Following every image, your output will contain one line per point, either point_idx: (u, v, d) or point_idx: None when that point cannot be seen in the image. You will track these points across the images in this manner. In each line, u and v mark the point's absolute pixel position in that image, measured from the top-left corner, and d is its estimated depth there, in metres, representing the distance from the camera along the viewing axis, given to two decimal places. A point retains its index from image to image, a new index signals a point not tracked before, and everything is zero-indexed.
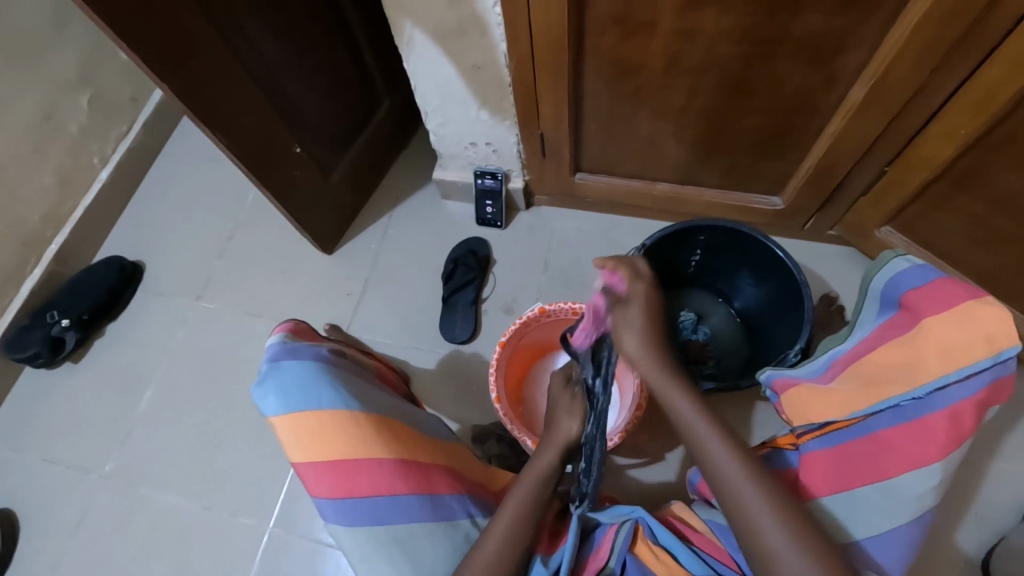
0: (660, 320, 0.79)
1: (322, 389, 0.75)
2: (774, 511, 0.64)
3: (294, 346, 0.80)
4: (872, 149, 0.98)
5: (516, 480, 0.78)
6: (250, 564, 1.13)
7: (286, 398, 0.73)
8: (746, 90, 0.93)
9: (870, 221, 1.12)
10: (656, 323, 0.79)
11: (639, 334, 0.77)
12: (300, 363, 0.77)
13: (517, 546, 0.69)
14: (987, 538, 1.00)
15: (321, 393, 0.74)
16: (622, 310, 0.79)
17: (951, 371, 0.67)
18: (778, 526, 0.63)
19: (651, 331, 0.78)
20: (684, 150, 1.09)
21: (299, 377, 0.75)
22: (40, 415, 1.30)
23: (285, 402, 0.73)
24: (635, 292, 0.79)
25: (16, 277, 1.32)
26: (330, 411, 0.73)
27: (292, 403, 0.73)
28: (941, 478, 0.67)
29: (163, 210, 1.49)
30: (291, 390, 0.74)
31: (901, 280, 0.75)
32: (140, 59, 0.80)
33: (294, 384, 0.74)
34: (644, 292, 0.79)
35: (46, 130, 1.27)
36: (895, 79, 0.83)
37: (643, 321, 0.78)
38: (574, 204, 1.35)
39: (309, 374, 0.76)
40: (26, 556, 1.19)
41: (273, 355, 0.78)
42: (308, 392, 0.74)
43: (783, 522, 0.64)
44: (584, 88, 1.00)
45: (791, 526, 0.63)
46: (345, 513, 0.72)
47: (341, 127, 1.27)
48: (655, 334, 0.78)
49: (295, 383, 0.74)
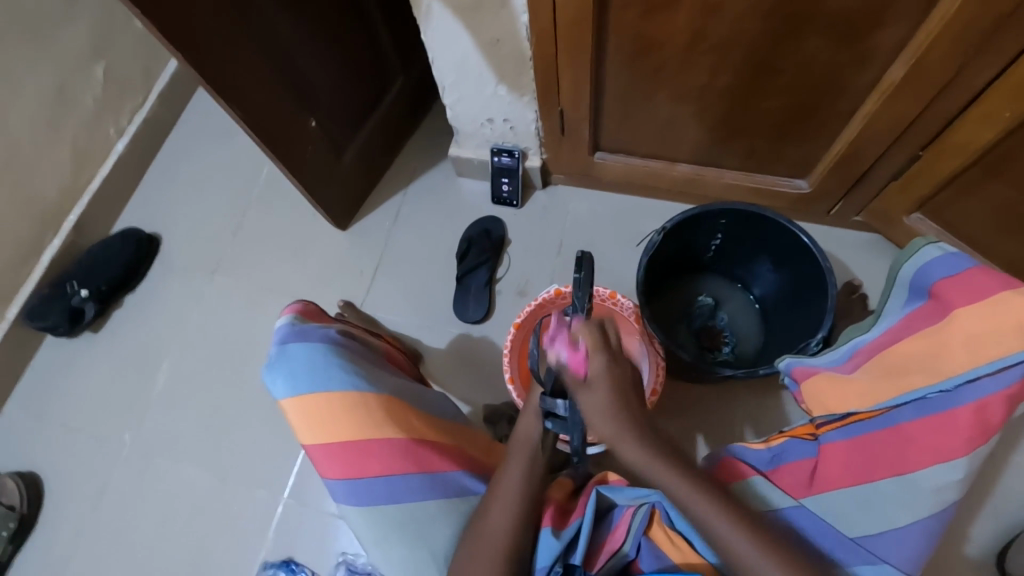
0: (629, 388, 0.70)
1: (330, 371, 0.75)
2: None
3: (303, 328, 0.80)
4: (905, 134, 0.94)
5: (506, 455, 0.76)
6: (264, 534, 1.16)
7: (295, 381, 0.73)
8: (774, 70, 0.89)
9: (898, 208, 1.09)
10: (625, 397, 0.69)
11: (604, 412, 0.68)
12: (308, 346, 0.77)
13: (523, 523, 0.69)
14: (1001, 532, 1.00)
15: (328, 375, 0.74)
16: (587, 391, 0.69)
17: (980, 365, 0.65)
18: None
19: (621, 410, 0.68)
20: (707, 131, 1.06)
21: (307, 359, 0.75)
22: (60, 382, 1.33)
23: (294, 385, 0.73)
24: (597, 374, 0.68)
25: (36, 248, 1.34)
26: (338, 393, 0.73)
27: (301, 387, 0.73)
28: (965, 472, 0.65)
29: (178, 184, 1.49)
30: (300, 374, 0.74)
31: (928, 269, 0.73)
32: (153, 28, 0.78)
33: (302, 368, 0.74)
34: (606, 370, 0.68)
35: (63, 102, 1.27)
36: (935, 59, 0.80)
37: (610, 402, 0.68)
38: (591, 185, 1.32)
39: (317, 357, 0.76)
40: (49, 520, 1.22)
41: (282, 337, 0.78)
42: (316, 376, 0.74)
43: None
44: (605, 66, 0.97)
45: None
46: (357, 494, 0.72)
47: (357, 102, 1.25)
48: (625, 406, 0.69)
49: (303, 366, 0.74)
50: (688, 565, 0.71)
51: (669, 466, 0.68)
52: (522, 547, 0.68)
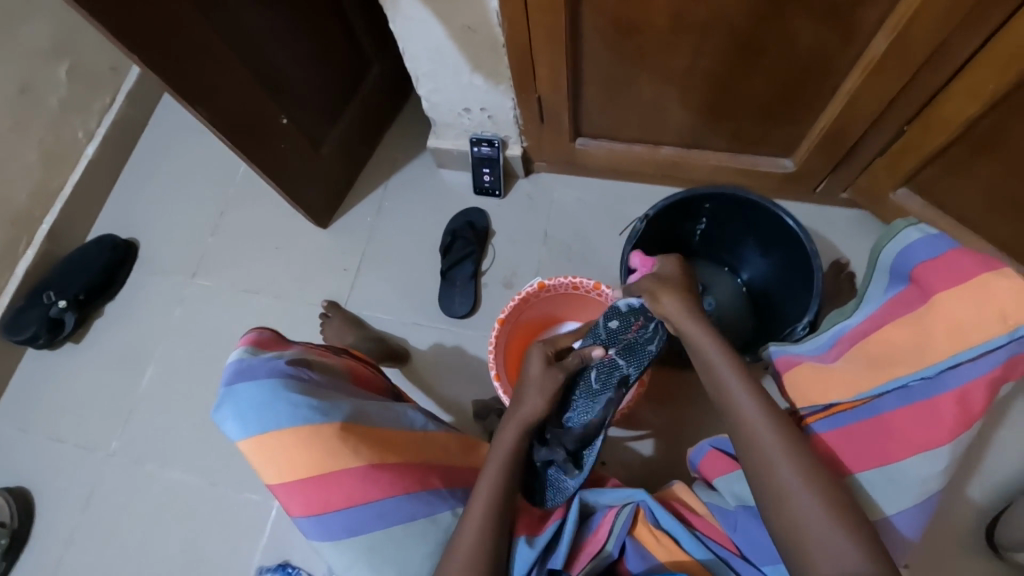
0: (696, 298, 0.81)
1: (280, 405, 0.68)
2: (794, 459, 0.65)
3: (250, 363, 0.72)
4: (889, 108, 0.91)
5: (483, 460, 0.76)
6: (258, 538, 1.16)
7: (246, 421, 0.68)
8: (755, 49, 0.86)
9: (884, 185, 1.07)
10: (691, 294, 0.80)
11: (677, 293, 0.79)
12: (255, 381, 0.70)
13: (495, 531, 0.69)
14: (990, 507, 1.00)
15: (278, 411, 0.68)
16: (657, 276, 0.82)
17: (962, 350, 0.64)
18: (789, 463, 0.64)
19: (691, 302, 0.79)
20: (688, 114, 1.03)
21: (254, 397, 0.68)
22: (44, 393, 1.31)
23: (246, 426, 0.68)
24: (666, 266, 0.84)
25: (9, 258, 1.30)
26: (291, 429, 0.67)
27: (253, 426, 0.67)
28: (948, 462, 0.65)
29: (152, 186, 1.45)
30: (249, 413, 0.68)
31: (910, 252, 0.71)
32: (104, 30, 0.74)
33: (250, 406, 0.68)
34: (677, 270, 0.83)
35: (24, 105, 1.24)
36: (917, 33, 0.77)
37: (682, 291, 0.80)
38: (574, 171, 1.30)
39: (265, 391, 0.69)
40: (41, 533, 1.21)
41: (229, 375, 0.71)
42: (265, 413, 0.67)
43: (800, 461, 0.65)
44: (583, 49, 0.93)
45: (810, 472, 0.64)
46: (324, 527, 0.68)
47: (331, 96, 1.22)
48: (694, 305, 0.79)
49: (251, 404, 0.68)
50: (675, 564, 0.71)
51: (770, 417, 0.67)
52: (496, 559, 0.67)
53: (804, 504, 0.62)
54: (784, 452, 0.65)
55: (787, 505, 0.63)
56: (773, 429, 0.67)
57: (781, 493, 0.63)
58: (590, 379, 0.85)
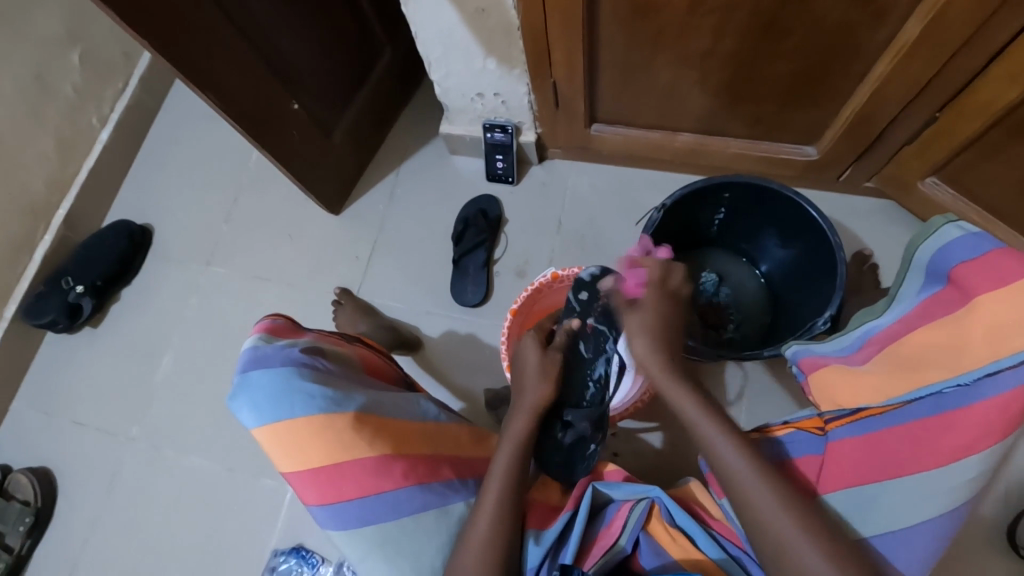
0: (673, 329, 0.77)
1: (293, 395, 0.67)
2: (792, 517, 0.63)
3: (265, 351, 0.71)
4: (922, 94, 0.87)
5: (496, 450, 0.77)
6: (274, 522, 1.17)
7: (260, 410, 0.67)
8: (781, 31, 0.82)
9: (913, 173, 1.03)
10: (669, 330, 0.77)
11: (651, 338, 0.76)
12: (269, 370, 0.69)
13: (507, 529, 0.68)
14: (1014, 506, 0.98)
15: (292, 401, 0.67)
16: (636, 312, 0.79)
17: (1001, 357, 0.61)
18: (788, 520, 0.63)
19: (662, 340, 0.76)
20: (709, 99, 1.00)
21: (268, 387, 0.68)
22: (64, 378, 1.33)
23: (260, 415, 0.68)
24: (647, 297, 0.79)
25: (29, 244, 1.32)
26: (304, 418, 0.67)
27: (267, 416, 0.67)
28: (980, 470, 0.63)
29: (166, 172, 1.45)
30: (263, 403, 0.67)
31: (949, 251, 0.69)
32: (113, 16, 0.72)
33: (264, 395, 0.68)
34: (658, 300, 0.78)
35: (40, 93, 1.23)
36: (956, 14, 0.73)
37: (656, 328, 0.77)
38: (590, 158, 1.27)
39: (279, 381, 0.68)
40: (65, 514, 1.24)
41: (244, 363, 0.71)
42: (279, 402, 0.67)
43: (800, 518, 0.63)
44: (599, 33, 0.90)
45: (810, 528, 0.63)
46: (337, 517, 0.68)
47: (342, 81, 1.20)
48: (667, 346, 0.76)
49: (265, 394, 0.68)
50: (691, 563, 0.70)
51: (763, 478, 0.66)
52: (507, 558, 0.67)
53: (809, 558, 0.61)
54: (784, 511, 0.64)
55: (788, 561, 0.62)
56: (767, 484, 0.66)
57: (783, 548, 0.63)
58: (580, 350, 0.89)
